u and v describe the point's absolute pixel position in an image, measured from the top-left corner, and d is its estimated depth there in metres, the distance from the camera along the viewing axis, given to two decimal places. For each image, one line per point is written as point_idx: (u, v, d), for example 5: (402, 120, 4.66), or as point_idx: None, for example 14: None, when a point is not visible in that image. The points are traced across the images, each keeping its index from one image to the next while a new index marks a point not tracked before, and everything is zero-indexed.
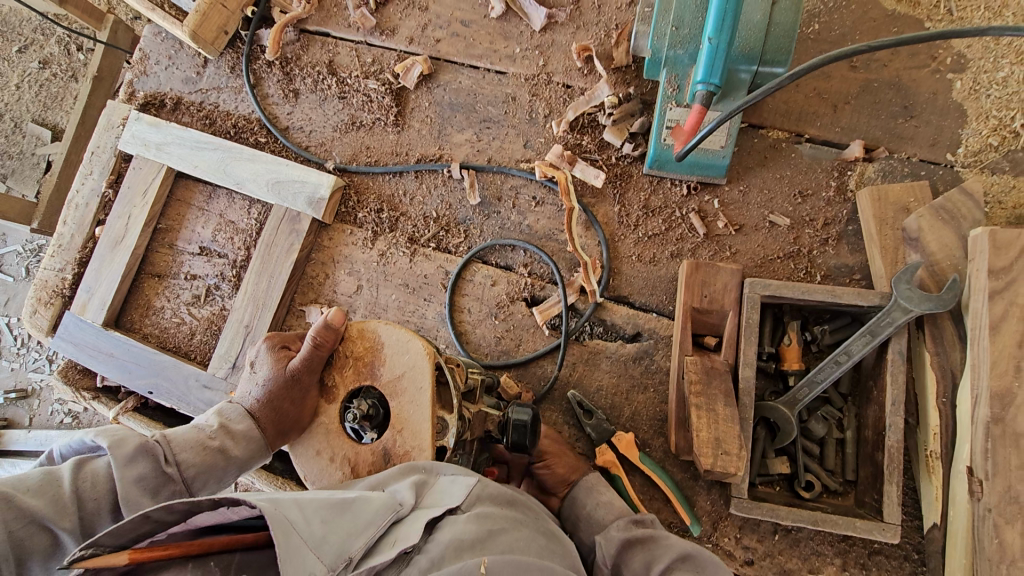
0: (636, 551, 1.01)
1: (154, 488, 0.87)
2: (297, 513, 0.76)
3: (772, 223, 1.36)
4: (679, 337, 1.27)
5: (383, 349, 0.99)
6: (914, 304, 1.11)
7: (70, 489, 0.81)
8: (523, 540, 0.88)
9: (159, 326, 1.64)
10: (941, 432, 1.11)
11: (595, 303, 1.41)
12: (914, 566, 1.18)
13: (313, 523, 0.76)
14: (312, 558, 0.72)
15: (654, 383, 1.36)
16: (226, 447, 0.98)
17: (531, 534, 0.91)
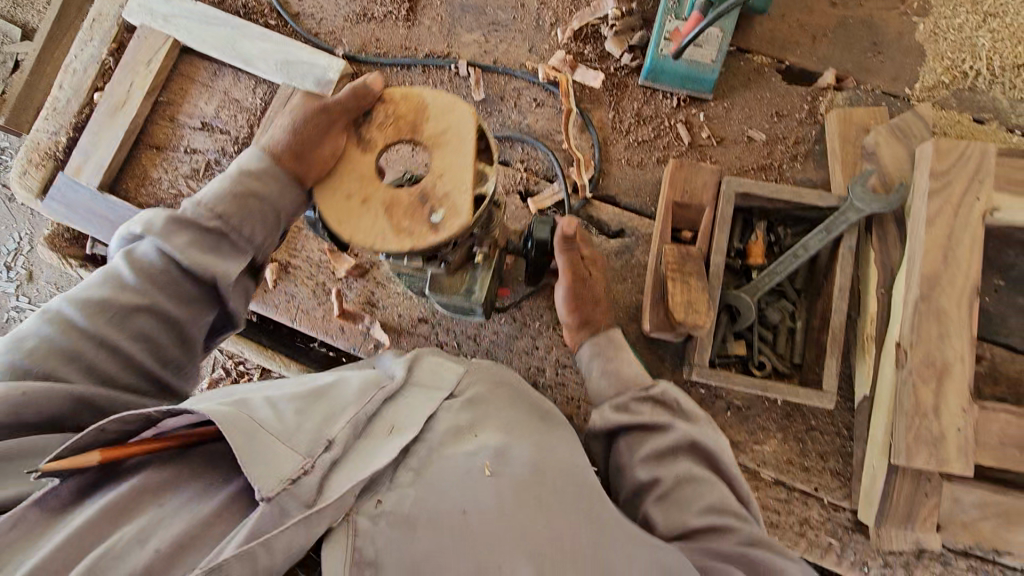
0: (637, 432, 1.11)
1: (212, 244, 1.00)
2: (267, 419, 0.88)
3: (749, 138, 1.49)
4: (660, 228, 1.39)
5: (428, 103, 0.91)
6: (866, 206, 1.26)
7: (137, 275, 0.96)
8: (509, 416, 1.06)
9: (155, 196, 1.66)
10: (878, 317, 1.27)
11: (584, 199, 1.52)
12: (844, 440, 1.34)
13: (286, 426, 0.89)
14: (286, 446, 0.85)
15: (632, 274, 1.49)
16: (256, 184, 1.01)
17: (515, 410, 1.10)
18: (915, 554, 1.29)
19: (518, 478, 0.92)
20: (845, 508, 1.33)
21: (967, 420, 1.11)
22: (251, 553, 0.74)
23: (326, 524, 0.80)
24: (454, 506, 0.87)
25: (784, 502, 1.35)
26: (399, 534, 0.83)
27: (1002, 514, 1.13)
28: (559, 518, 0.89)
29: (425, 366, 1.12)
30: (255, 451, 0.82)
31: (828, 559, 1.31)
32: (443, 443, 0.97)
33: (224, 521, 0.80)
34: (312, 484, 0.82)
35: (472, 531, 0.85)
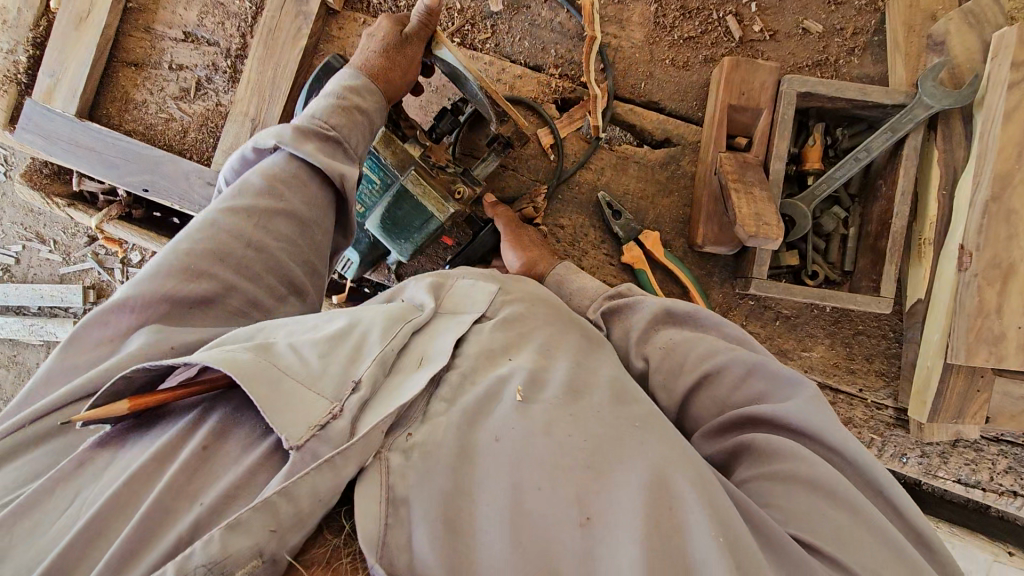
0: (621, 321, 1.02)
1: (331, 152, 1.00)
2: (288, 359, 0.73)
3: (805, 30, 1.37)
4: (714, 135, 1.30)
5: None
6: (937, 102, 1.18)
7: (266, 187, 0.94)
8: (548, 331, 0.92)
9: (144, 121, 1.48)
10: (938, 219, 1.25)
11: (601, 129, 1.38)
12: (890, 342, 1.37)
13: (308, 368, 0.73)
14: (311, 396, 0.70)
15: (679, 187, 1.41)
16: (357, 98, 1.05)
17: (569, 327, 0.96)
18: (950, 443, 1.37)
19: (554, 393, 0.78)
20: (889, 406, 1.38)
21: None
22: (272, 504, 0.60)
23: (355, 466, 0.66)
24: (484, 433, 0.74)
25: (829, 404, 1.40)
26: (429, 463, 0.70)
27: None
28: (602, 419, 0.75)
29: (454, 290, 0.99)
30: (279, 402, 0.68)
31: (869, 452, 1.39)
32: (476, 369, 0.83)
33: (265, 470, 0.65)
34: (344, 426, 0.68)
35: (512, 456, 0.70)
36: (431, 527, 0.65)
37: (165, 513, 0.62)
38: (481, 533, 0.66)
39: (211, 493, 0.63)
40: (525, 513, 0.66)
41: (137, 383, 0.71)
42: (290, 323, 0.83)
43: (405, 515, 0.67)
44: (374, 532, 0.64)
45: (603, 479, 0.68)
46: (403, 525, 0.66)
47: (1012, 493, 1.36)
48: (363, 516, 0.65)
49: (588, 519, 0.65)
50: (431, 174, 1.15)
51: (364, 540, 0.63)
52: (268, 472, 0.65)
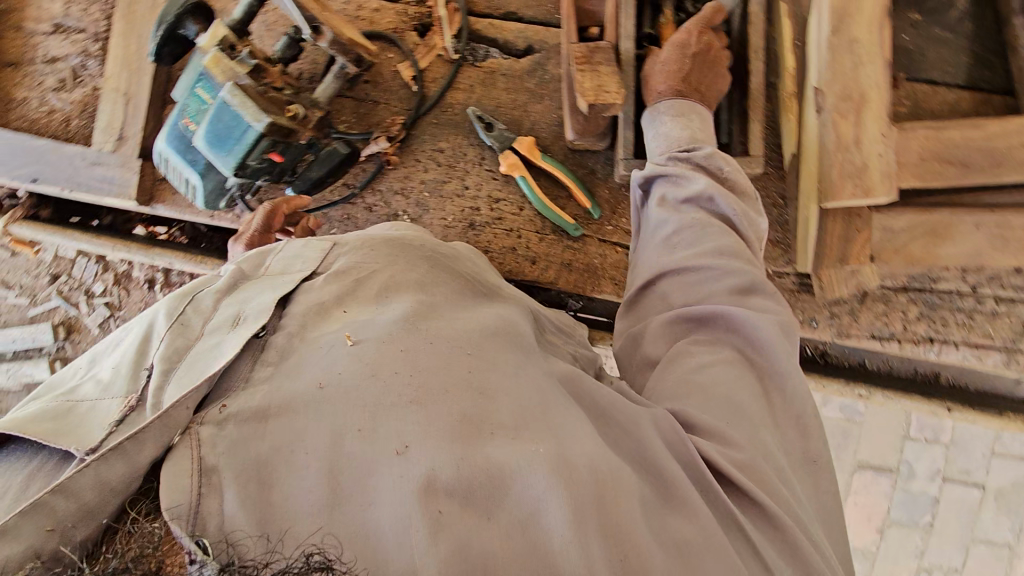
0: (669, 178, 1.04)
1: None
2: (77, 386, 0.69)
3: None
4: (566, 27, 1.31)
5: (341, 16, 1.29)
6: None
7: None
8: (383, 273, 0.81)
9: (27, 117, 1.51)
10: (796, 71, 1.24)
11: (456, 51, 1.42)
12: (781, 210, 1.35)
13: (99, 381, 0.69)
14: (104, 402, 0.66)
15: (549, 91, 1.41)
16: None
17: (411, 265, 0.84)
18: (858, 298, 1.33)
19: (387, 329, 0.70)
20: (790, 274, 1.34)
21: (887, 145, 1.11)
22: (46, 505, 0.54)
23: (158, 448, 0.60)
24: (307, 381, 0.67)
25: None
26: (247, 430, 0.62)
27: (929, 230, 1.16)
28: (438, 350, 0.70)
29: (282, 253, 0.84)
30: (65, 420, 0.65)
31: None
32: (306, 326, 0.74)
33: (38, 479, 0.63)
34: (146, 417, 0.64)
35: (338, 396, 0.65)
36: (239, 491, 0.58)
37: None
38: (290, 480, 0.60)
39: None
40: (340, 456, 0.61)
41: None
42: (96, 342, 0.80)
43: (218, 484, 0.59)
44: (184, 505, 0.57)
45: (431, 406, 0.65)
46: (218, 493, 0.59)
47: (928, 338, 1.32)
48: (170, 493, 0.57)
49: (406, 447, 0.62)
50: (257, 92, 1.19)
51: (172, 516, 0.56)
52: (40, 482, 0.63)
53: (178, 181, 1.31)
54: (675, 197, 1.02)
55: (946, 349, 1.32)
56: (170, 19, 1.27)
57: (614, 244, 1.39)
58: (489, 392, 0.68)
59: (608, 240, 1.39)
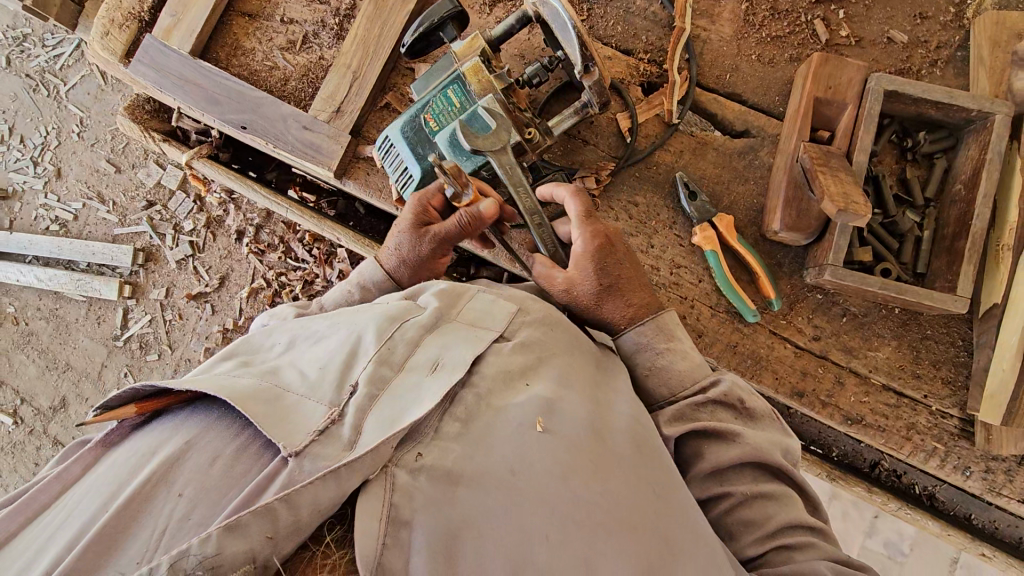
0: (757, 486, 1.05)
1: None
2: (292, 381, 0.97)
3: (890, 39, 1.42)
4: (800, 124, 1.34)
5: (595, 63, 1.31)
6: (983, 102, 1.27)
7: None
8: (565, 367, 1.08)
9: (249, 68, 1.56)
10: (1018, 226, 1.26)
11: (678, 115, 1.44)
12: (958, 350, 1.36)
13: (311, 383, 0.97)
14: (313, 401, 0.93)
15: (756, 176, 1.44)
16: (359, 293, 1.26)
17: (579, 359, 1.13)
18: (1018, 461, 1.33)
19: (568, 440, 0.95)
20: (954, 416, 1.36)
21: None
22: (273, 512, 0.78)
23: (359, 479, 0.84)
24: (503, 465, 0.91)
25: (891, 407, 1.38)
26: (439, 492, 0.87)
27: None
28: (616, 477, 0.94)
29: (471, 305, 1.15)
30: (279, 415, 0.89)
31: (930, 461, 1.36)
32: (492, 392, 1.01)
33: (245, 460, 0.87)
34: (343, 437, 0.88)
35: (531, 486, 0.89)
36: (433, 559, 0.81)
37: (142, 507, 0.81)
38: (476, 561, 0.82)
39: (187, 487, 0.83)
40: (527, 554, 0.83)
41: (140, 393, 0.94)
42: (300, 333, 1.10)
43: (402, 539, 0.82)
44: (372, 553, 0.79)
45: (611, 536, 0.87)
46: (402, 549, 0.82)
47: None
48: (364, 535, 0.80)
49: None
50: (507, 108, 1.23)
51: (364, 562, 0.78)
52: (243, 467, 0.86)
53: (393, 166, 1.36)
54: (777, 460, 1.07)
55: None
56: (435, 19, 1.31)
57: (783, 338, 1.41)
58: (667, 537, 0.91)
59: (779, 333, 1.41)
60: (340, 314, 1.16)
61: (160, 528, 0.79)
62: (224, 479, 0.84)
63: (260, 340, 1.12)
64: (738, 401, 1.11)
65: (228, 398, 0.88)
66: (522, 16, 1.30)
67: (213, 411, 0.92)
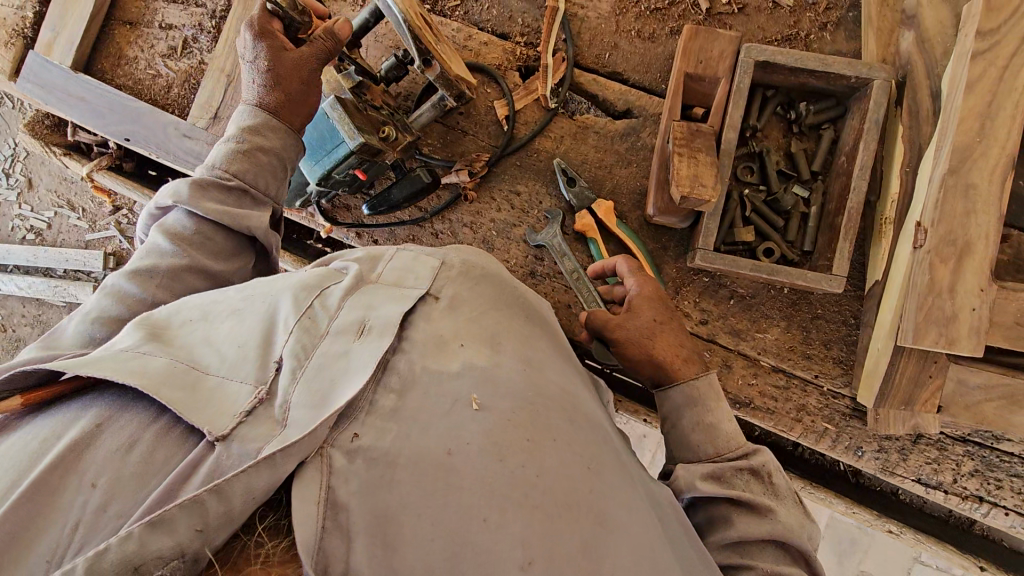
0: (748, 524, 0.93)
1: (236, 200, 1.09)
2: (206, 359, 0.85)
3: (775, 4, 1.35)
4: (672, 101, 1.28)
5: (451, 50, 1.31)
6: (854, 69, 1.20)
7: (190, 232, 1.03)
8: (493, 327, 0.97)
9: (133, 77, 1.56)
10: (899, 198, 1.19)
11: (554, 99, 1.40)
12: (849, 329, 1.30)
13: (228, 363, 0.85)
14: (237, 379, 0.82)
15: (638, 159, 1.39)
16: (263, 140, 1.13)
17: (516, 318, 1.03)
18: (912, 440, 1.29)
19: (508, 409, 0.83)
20: (844, 397, 1.31)
21: (983, 301, 1.05)
22: (201, 504, 0.68)
23: (297, 459, 0.73)
24: (437, 445, 0.78)
25: (781, 390, 1.34)
26: (375, 476, 0.75)
27: (1008, 396, 1.09)
28: (555, 454, 0.81)
29: (396, 266, 1.05)
30: (196, 399, 0.78)
31: (822, 443, 1.32)
32: (425, 356, 0.89)
33: (167, 446, 0.75)
34: (273, 415, 0.79)
35: (463, 465, 0.77)
36: (370, 545, 0.71)
37: (52, 499, 0.70)
38: (416, 551, 0.71)
39: (104, 476, 0.72)
40: (469, 541, 0.72)
41: (31, 380, 0.80)
42: (210, 307, 0.94)
43: (342, 524, 0.72)
44: (312, 537, 0.70)
45: (553, 521, 0.75)
46: (341, 535, 0.71)
47: (977, 497, 1.27)
48: (301, 521, 0.70)
49: (531, 562, 0.72)
50: (357, 108, 1.20)
51: (301, 546, 0.69)
52: (165, 453, 0.74)
53: None
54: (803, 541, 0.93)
55: (995, 513, 1.26)
56: None
57: None
58: (601, 511, 0.80)
59: None
60: (254, 285, 1.00)
61: (73, 523, 0.68)
62: (144, 466, 0.73)
63: (164, 313, 0.94)
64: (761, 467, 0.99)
65: (140, 385, 0.76)
66: (375, 9, 1.23)
67: (120, 393, 0.79)
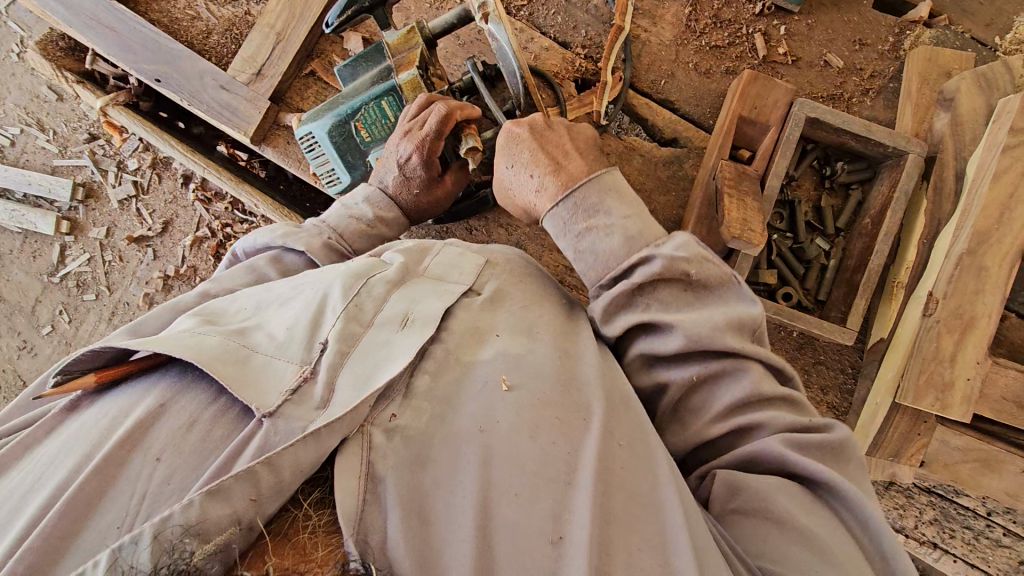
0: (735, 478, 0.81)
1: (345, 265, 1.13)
2: (256, 340, 0.82)
3: (826, 62, 1.41)
4: (723, 140, 1.33)
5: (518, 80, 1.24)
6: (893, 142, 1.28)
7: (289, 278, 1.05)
8: (538, 316, 0.91)
9: (170, 14, 1.48)
10: (914, 266, 1.29)
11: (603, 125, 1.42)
12: (846, 377, 1.40)
13: (278, 343, 0.82)
14: (283, 362, 0.78)
15: (677, 188, 1.44)
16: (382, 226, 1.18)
17: (561, 306, 0.97)
18: (885, 485, 1.40)
19: (537, 386, 0.80)
20: None
21: (978, 373, 1.17)
22: (255, 476, 0.65)
23: (340, 436, 0.71)
24: (468, 424, 0.76)
25: None
26: (412, 453, 0.74)
27: (982, 459, 1.21)
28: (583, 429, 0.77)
29: (443, 258, 1.00)
30: (246, 377, 0.75)
31: None
32: (461, 347, 0.86)
33: (223, 424, 0.72)
34: (317, 394, 0.74)
35: (499, 446, 0.73)
36: (407, 519, 0.69)
37: (116, 470, 0.67)
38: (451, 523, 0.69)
39: (164, 450, 0.69)
40: (498, 514, 0.70)
41: (107, 359, 0.80)
42: (264, 295, 0.93)
43: (383, 501, 0.70)
44: (353, 510, 0.68)
45: (580, 492, 0.71)
46: (381, 510, 0.70)
47: (933, 544, 1.40)
48: (344, 494, 0.68)
49: (560, 536, 0.69)
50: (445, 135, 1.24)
51: (343, 517, 0.67)
52: (223, 432, 0.72)
53: (316, 159, 1.34)
54: (735, 390, 0.82)
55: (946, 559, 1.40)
56: (359, 4, 1.18)
57: None
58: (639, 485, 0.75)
59: None
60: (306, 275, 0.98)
61: (139, 494, 0.66)
62: (202, 444, 0.70)
63: (222, 304, 0.93)
64: (683, 273, 0.86)
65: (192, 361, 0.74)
66: (462, 12, 1.21)
67: (181, 371, 0.77)
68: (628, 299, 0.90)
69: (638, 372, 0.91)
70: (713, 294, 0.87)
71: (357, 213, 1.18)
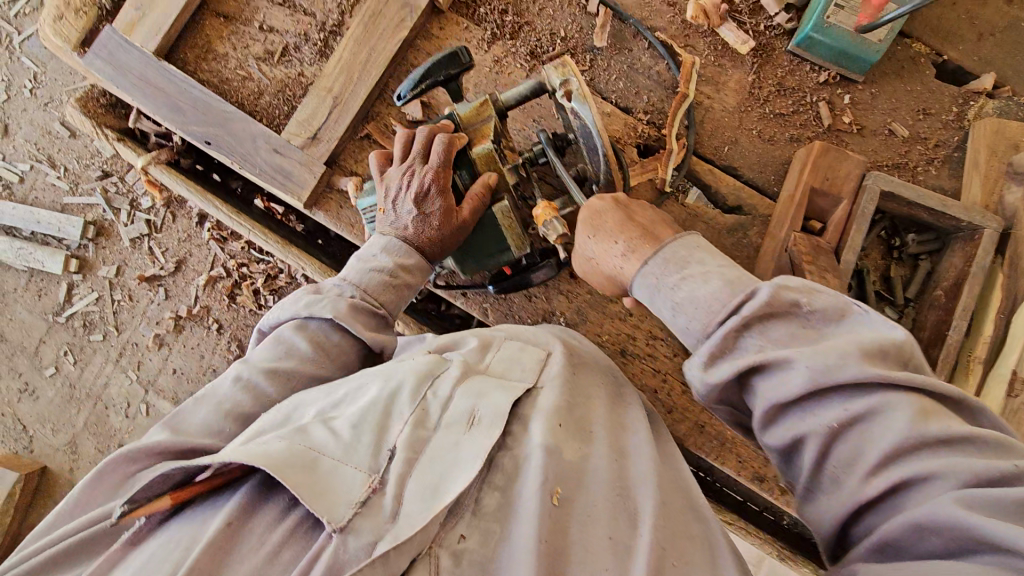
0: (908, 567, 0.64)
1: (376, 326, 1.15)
2: (322, 440, 0.85)
3: (890, 131, 1.40)
4: (794, 211, 1.30)
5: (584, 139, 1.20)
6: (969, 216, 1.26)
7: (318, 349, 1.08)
8: (593, 419, 0.96)
9: (220, 74, 1.43)
10: (991, 342, 1.26)
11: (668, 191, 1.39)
12: None
13: (346, 445, 0.85)
14: (351, 468, 0.82)
15: (742, 255, 1.41)
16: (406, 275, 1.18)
17: (613, 407, 1.01)
18: None
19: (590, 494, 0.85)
20: None
21: None
22: None
23: (411, 554, 0.75)
24: (528, 535, 0.79)
25: None
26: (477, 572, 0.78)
27: None
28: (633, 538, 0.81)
29: (503, 356, 1.03)
30: (318, 484, 0.79)
31: None
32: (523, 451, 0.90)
33: (299, 539, 0.79)
34: (388, 505, 0.79)
35: (550, 563, 0.77)
36: None
37: None
38: None
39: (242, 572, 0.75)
40: None
41: (174, 480, 0.84)
42: (333, 394, 0.96)
43: None
44: None
45: None
46: None
47: None
48: None
49: None
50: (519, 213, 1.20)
51: None
52: (293, 551, 0.78)
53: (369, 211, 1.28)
54: (944, 484, 0.63)
55: None
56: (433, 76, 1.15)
57: None
58: None
59: None
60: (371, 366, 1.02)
61: None
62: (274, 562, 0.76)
63: (288, 407, 0.97)
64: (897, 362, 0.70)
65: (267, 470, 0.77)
66: (537, 85, 1.18)
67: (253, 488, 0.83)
68: (739, 333, 0.78)
69: (818, 498, 0.75)
70: (835, 327, 0.75)
71: (376, 264, 1.17)
